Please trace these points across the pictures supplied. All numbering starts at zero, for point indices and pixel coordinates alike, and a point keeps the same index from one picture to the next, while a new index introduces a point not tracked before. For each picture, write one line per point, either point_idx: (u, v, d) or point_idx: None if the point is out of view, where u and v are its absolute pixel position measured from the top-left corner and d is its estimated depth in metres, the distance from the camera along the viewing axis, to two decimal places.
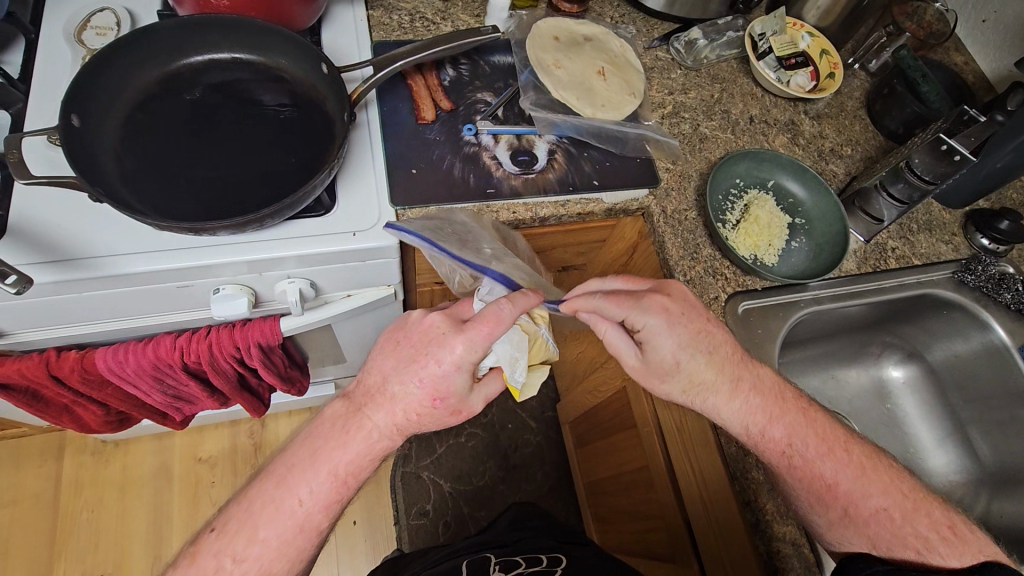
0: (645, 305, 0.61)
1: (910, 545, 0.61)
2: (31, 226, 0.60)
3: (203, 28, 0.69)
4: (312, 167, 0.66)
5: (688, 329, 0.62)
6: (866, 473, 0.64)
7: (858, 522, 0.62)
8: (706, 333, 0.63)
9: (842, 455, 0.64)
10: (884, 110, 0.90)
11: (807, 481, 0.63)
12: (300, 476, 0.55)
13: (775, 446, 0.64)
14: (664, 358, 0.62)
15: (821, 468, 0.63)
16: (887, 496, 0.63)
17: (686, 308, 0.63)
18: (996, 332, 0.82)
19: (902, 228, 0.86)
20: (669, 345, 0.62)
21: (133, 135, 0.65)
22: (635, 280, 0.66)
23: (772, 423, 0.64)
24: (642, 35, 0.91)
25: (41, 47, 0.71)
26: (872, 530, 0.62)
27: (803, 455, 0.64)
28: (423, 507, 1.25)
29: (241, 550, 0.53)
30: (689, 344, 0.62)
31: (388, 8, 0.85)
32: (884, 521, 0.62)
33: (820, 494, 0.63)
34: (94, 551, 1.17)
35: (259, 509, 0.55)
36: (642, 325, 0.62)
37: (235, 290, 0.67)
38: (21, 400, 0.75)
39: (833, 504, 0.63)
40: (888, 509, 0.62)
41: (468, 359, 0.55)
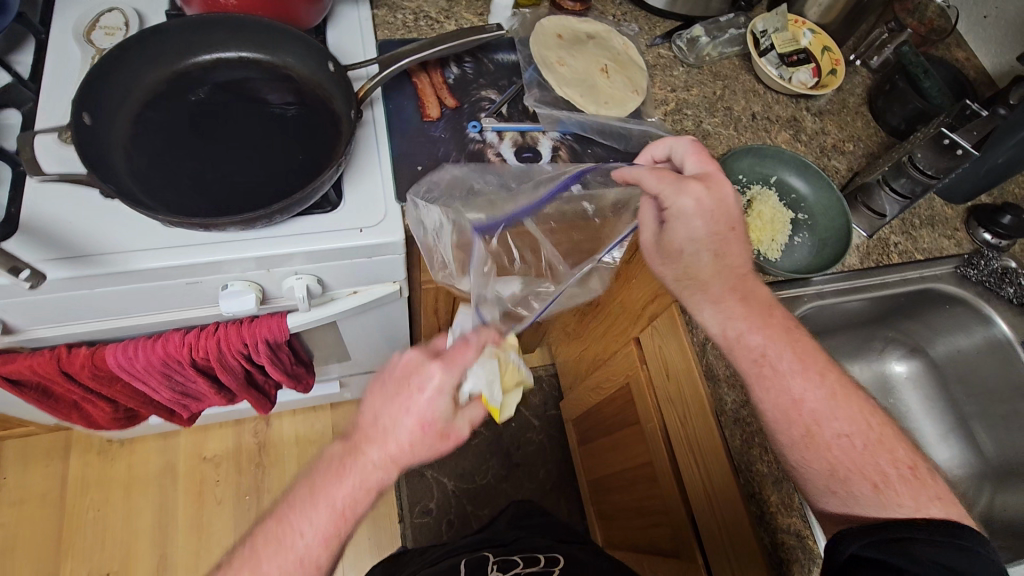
0: (682, 189, 0.62)
1: (868, 478, 0.59)
2: (42, 223, 0.61)
3: (211, 27, 0.69)
4: (319, 164, 0.67)
5: (705, 226, 0.63)
6: (837, 399, 0.62)
7: (817, 443, 0.61)
8: (723, 237, 0.65)
9: (817, 377, 0.63)
10: (886, 106, 0.90)
11: (776, 398, 0.63)
12: (300, 513, 0.54)
13: (749, 351, 0.64)
14: (676, 243, 0.65)
15: (788, 384, 0.62)
16: (852, 425, 0.61)
17: (718, 210, 0.63)
18: (998, 327, 0.84)
19: (904, 223, 0.86)
20: (682, 233, 0.64)
21: (142, 134, 0.66)
22: (704, 159, 0.65)
23: (752, 330, 0.65)
24: (645, 33, 0.92)
25: (50, 48, 0.72)
26: (832, 455, 0.61)
27: (775, 366, 0.63)
28: (426, 505, 1.26)
29: None
30: (700, 240, 0.64)
31: (392, 8, 0.86)
32: (845, 448, 0.61)
33: (785, 412, 0.62)
34: (101, 549, 1.18)
35: (268, 539, 0.53)
36: (671, 206, 0.64)
37: (242, 287, 0.68)
38: (32, 397, 0.76)
39: (796, 421, 0.62)
40: (850, 436, 0.61)
41: (448, 380, 0.54)
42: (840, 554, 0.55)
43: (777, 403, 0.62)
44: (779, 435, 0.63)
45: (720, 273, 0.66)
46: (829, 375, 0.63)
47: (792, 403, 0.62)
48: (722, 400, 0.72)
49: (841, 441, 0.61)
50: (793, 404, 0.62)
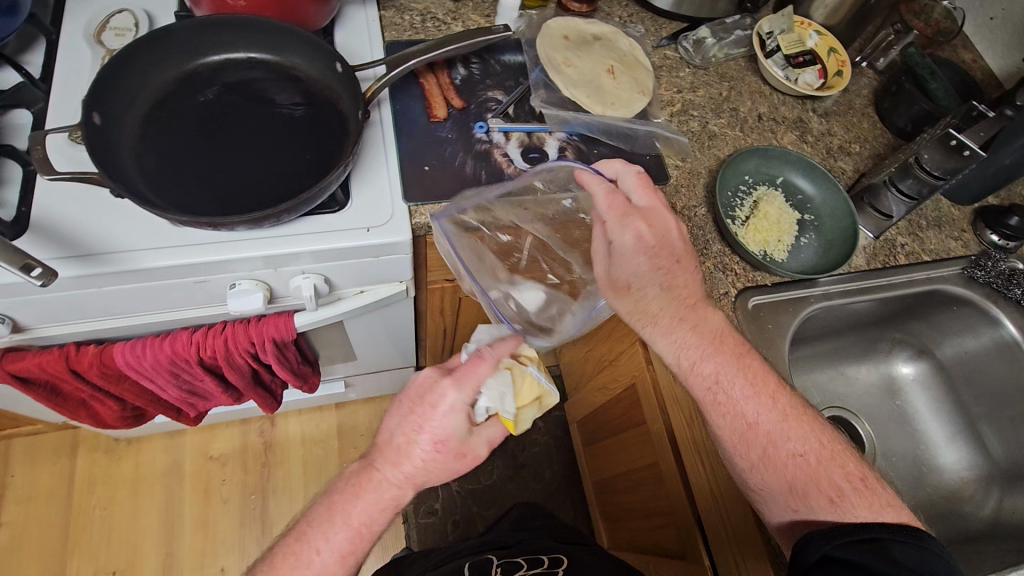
0: (621, 226, 0.62)
1: (824, 493, 0.60)
2: (53, 222, 0.61)
3: (220, 27, 0.70)
4: (327, 164, 0.67)
5: (648, 262, 0.62)
6: (789, 419, 0.63)
7: (774, 463, 0.62)
8: (668, 272, 0.64)
9: (767, 400, 0.63)
10: (893, 107, 0.90)
11: (728, 421, 0.63)
12: (318, 528, 0.56)
13: (702, 379, 0.63)
14: (619, 278, 0.64)
15: (742, 409, 0.63)
16: (806, 444, 0.62)
17: (661, 245, 0.63)
18: (1007, 328, 0.83)
19: (911, 225, 0.86)
20: (626, 268, 0.63)
21: (152, 134, 0.67)
22: (646, 186, 0.64)
23: (704, 358, 0.64)
24: (651, 34, 0.92)
25: (61, 48, 0.72)
26: (789, 474, 0.61)
27: (728, 393, 0.63)
28: (431, 506, 1.26)
29: None
30: (643, 275, 0.63)
31: (400, 9, 0.86)
32: (800, 466, 0.62)
33: (741, 435, 0.63)
34: (107, 548, 1.18)
35: (288, 553, 0.55)
36: (614, 236, 0.62)
37: (250, 286, 0.68)
38: (40, 395, 0.76)
39: (753, 444, 0.62)
40: (803, 455, 0.62)
41: (461, 399, 0.55)
42: (812, 555, 0.55)
43: (733, 427, 0.63)
44: (737, 458, 0.63)
45: (677, 301, 0.64)
46: (779, 396, 0.64)
47: (746, 425, 0.63)
48: None
49: (799, 459, 0.62)
50: (747, 427, 0.63)
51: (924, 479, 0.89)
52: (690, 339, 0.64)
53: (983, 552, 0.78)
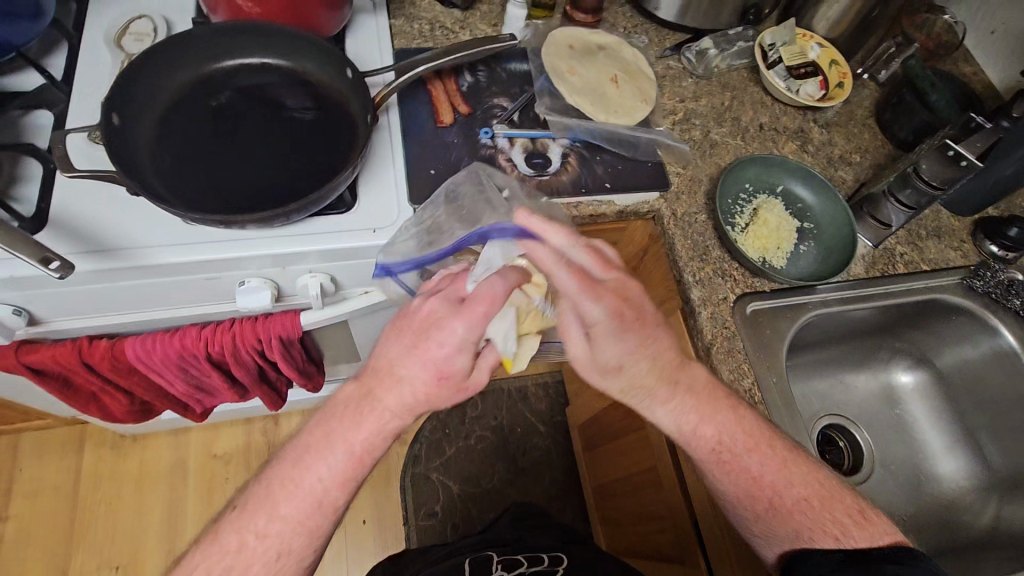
0: (600, 300, 0.52)
1: (828, 531, 0.61)
2: (70, 218, 0.64)
3: (234, 33, 0.72)
4: (335, 166, 0.69)
5: (638, 337, 0.55)
6: (788, 467, 0.63)
7: (783, 515, 0.62)
8: (650, 340, 0.57)
9: (767, 450, 0.63)
10: (893, 119, 0.91)
11: (732, 479, 0.63)
12: (316, 458, 0.54)
13: (704, 444, 0.62)
14: (608, 361, 0.56)
15: (746, 465, 0.62)
16: (807, 486, 0.63)
17: (641, 315, 0.55)
18: (1005, 337, 0.84)
19: (910, 234, 0.87)
20: (615, 350, 0.55)
21: (167, 135, 0.69)
22: (604, 261, 0.55)
23: (704, 421, 0.62)
24: (655, 45, 0.94)
25: (82, 51, 0.75)
26: (795, 522, 0.62)
27: (731, 451, 0.62)
28: (431, 508, 1.27)
29: (262, 525, 0.53)
30: (634, 352, 0.56)
31: (410, 17, 0.88)
32: (805, 510, 0.62)
33: (748, 487, 0.63)
34: (111, 543, 1.20)
35: (283, 481, 0.53)
36: (593, 320, 0.53)
37: (258, 283, 0.70)
38: (54, 387, 0.79)
39: (760, 497, 0.63)
40: (808, 498, 0.63)
41: (465, 336, 0.51)
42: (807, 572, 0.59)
43: (737, 484, 0.63)
44: (741, 510, 0.64)
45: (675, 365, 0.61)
46: (776, 443, 0.64)
47: (750, 481, 0.63)
48: None
49: (803, 503, 0.62)
50: (753, 482, 0.63)
51: (921, 488, 0.89)
52: (689, 410, 0.62)
53: (980, 561, 0.78)
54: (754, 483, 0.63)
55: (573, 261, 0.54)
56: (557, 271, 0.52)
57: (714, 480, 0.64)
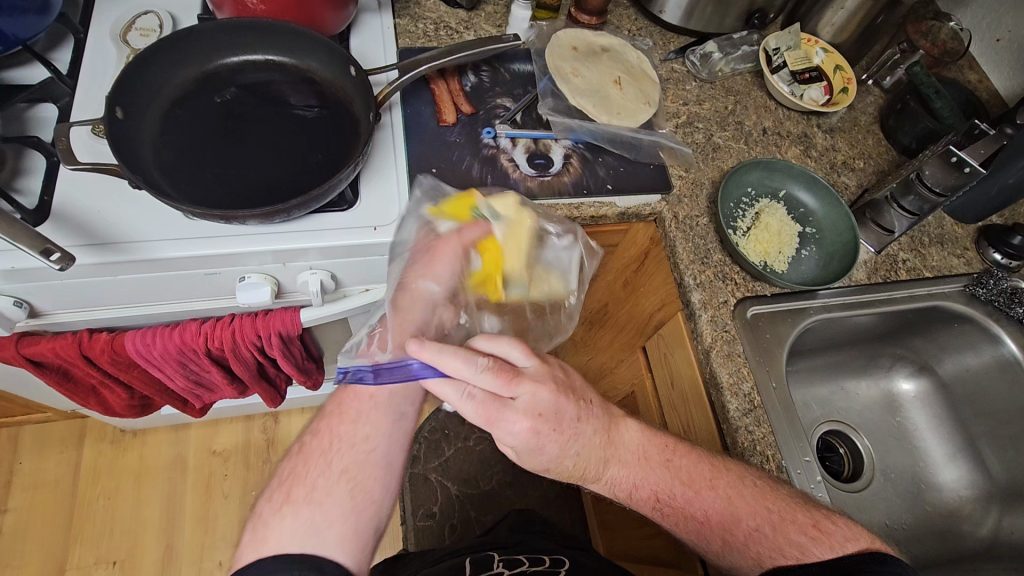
0: (513, 423, 0.56)
1: (790, 554, 0.60)
2: (72, 211, 0.64)
3: (239, 30, 0.73)
4: (337, 164, 0.69)
5: (559, 441, 0.59)
6: (734, 503, 0.62)
7: (738, 547, 0.62)
8: (574, 438, 0.60)
9: (708, 492, 0.62)
10: (898, 125, 0.91)
11: (679, 525, 0.63)
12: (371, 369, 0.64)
13: (642, 495, 0.63)
14: (539, 465, 0.60)
15: (688, 511, 0.63)
16: (757, 516, 0.61)
17: (558, 421, 0.58)
18: (1007, 345, 0.83)
19: (913, 241, 0.87)
20: (541, 457, 0.59)
21: (171, 130, 0.69)
22: (510, 375, 0.56)
23: (638, 478, 0.63)
24: (659, 48, 0.94)
25: (89, 46, 0.75)
26: (752, 551, 0.61)
27: (672, 503, 0.63)
28: (429, 509, 1.25)
29: (336, 427, 0.61)
30: (561, 453, 0.59)
31: (414, 17, 0.89)
32: (762, 536, 0.61)
33: (699, 525, 0.63)
34: (109, 537, 1.20)
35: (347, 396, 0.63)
36: (512, 441, 0.57)
37: (259, 279, 0.70)
38: (53, 379, 0.79)
39: (711, 531, 0.62)
40: (760, 525, 0.61)
41: (470, 391, 0.55)
42: None
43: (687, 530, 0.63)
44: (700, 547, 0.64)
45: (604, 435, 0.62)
46: (718, 481, 0.63)
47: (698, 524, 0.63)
48: (725, 409, 0.71)
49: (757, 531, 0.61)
50: (701, 523, 0.63)
51: (922, 496, 0.89)
52: (624, 472, 0.63)
53: None
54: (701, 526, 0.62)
55: (479, 390, 0.55)
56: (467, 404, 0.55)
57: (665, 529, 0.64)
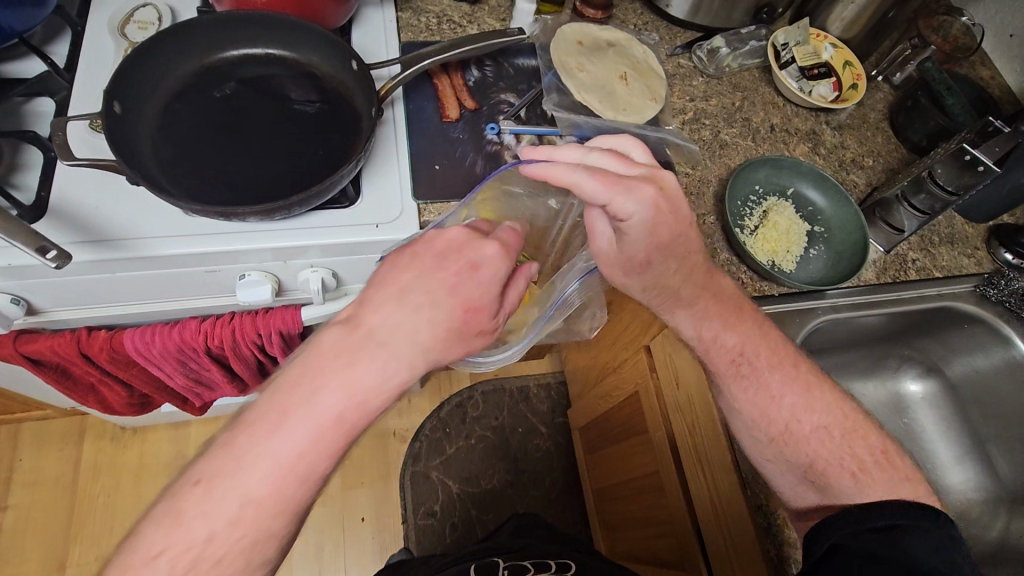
0: (636, 196, 0.52)
1: (846, 468, 0.63)
2: (69, 208, 0.63)
3: (239, 24, 0.71)
4: (338, 160, 0.68)
5: (670, 227, 0.56)
6: (811, 391, 0.66)
7: (796, 441, 0.65)
8: (681, 236, 0.58)
9: (787, 369, 0.66)
10: (908, 122, 0.89)
11: (757, 396, 0.66)
12: (326, 387, 0.42)
13: (724, 354, 0.66)
14: (638, 253, 0.57)
15: (766, 381, 0.66)
16: (827, 415, 0.66)
17: (673, 209, 0.55)
18: (1018, 347, 0.82)
19: (923, 240, 0.85)
20: (647, 239, 0.56)
21: (169, 125, 0.68)
22: (625, 159, 0.56)
23: (728, 330, 0.66)
24: (665, 42, 0.93)
25: (86, 40, 0.74)
26: (809, 451, 0.65)
27: (752, 363, 0.66)
28: (430, 507, 1.26)
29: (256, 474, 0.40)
30: (666, 241, 0.57)
31: (416, 11, 0.87)
32: (822, 438, 0.65)
33: (763, 410, 0.66)
34: (110, 535, 1.19)
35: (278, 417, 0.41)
36: (628, 215, 0.53)
37: (259, 277, 0.69)
38: (51, 378, 0.78)
39: (774, 420, 0.65)
40: (832, 426, 0.65)
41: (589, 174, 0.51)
42: (821, 544, 0.55)
43: (755, 402, 0.66)
44: (755, 434, 0.66)
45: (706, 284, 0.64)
46: (797, 364, 0.67)
47: (770, 403, 0.65)
48: None
49: (819, 432, 0.65)
50: (771, 400, 0.66)
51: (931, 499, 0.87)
52: (709, 312, 0.65)
53: None
54: (773, 406, 0.65)
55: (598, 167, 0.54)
56: (588, 177, 0.51)
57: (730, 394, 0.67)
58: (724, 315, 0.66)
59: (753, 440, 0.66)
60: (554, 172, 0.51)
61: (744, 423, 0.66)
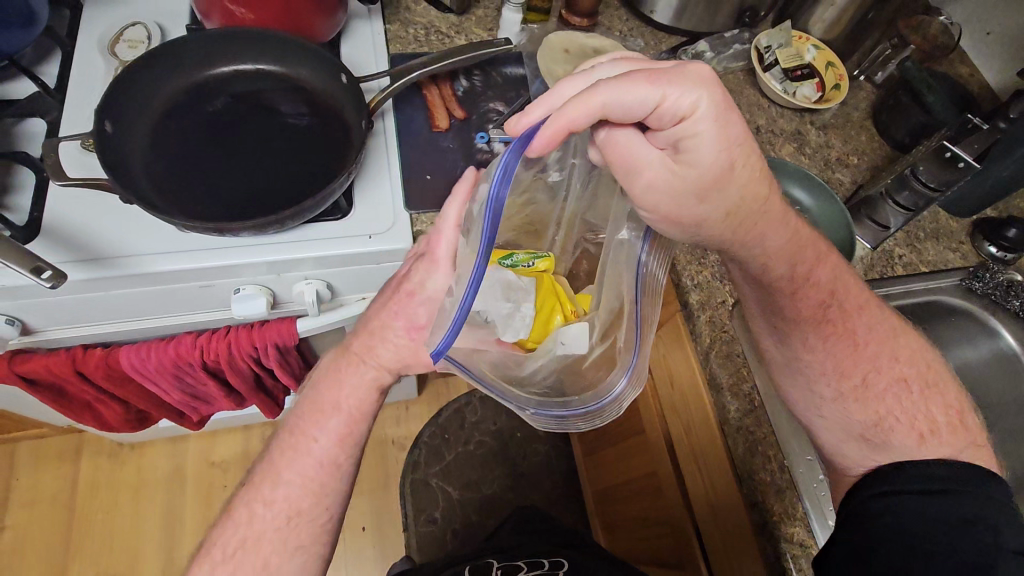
0: (690, 80, 0.46)
1: (916, 429, 0.61)
2: (63, 227, 0.63)
3: (227, 40, 0.72)
4: (330, 172, 0.68)
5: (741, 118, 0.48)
6: (896, 334, 0.65)
7: (873, 393, 0.63)
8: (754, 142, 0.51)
9: (861, 311, 0.64)
10: (891, 120, 0.91)
11: (830, 354, 0.64)
12: (318, 417, 0.59)
13: (815, 294, 0.62)
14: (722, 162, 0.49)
15: (852, 325, 0.63)
16: (910, 366, 0.64)
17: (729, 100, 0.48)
18: (1005, 338, 0.85)
19: (909, 236, 0.87)
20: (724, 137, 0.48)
21: (161, 142, 0.69)
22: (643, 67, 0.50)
23: (819, 267, 0.62)
24: (651, 48, 0.94)
25: (76, 59, 0.75)
26: (879, 404, 0.63)
27: (842, 305, 0.63)
28: (430, 514, 1.24)
29: (268, 491, 0.57)
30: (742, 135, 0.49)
31: (404, 23, 0.88)
32: (899, 393, 0.63)
33: (839, 360, 0.64)
34: (109, 552, 1.19)
35: (286, 447, 0.59)
36: (689, 107, 0.46)
37: (254, 291, 0.70)
38: (49, 398, 0.78)
39: (850, 373, 0.64)
40: (906, 381, 0.63)
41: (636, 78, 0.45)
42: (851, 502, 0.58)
43: (833, 352, 0.64)
44: (819, 385, 0.64)
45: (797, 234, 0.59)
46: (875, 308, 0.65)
47: (851, 352, 0.63)
48: (725, 409, 0.70)
49: (894, 387, 0.63)
50: (854, 349, 0.64)
51: None
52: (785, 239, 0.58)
53: None
54: (853, 355, 0.63)
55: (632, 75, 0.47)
56: (626, 82, 0.44)
57: (809, 343, 0.64)
58: (806, 258, 0.60)
59: (816, 395, 0.65)
60: (583, 104, 0.44)
61: (809, 378, 0.64)
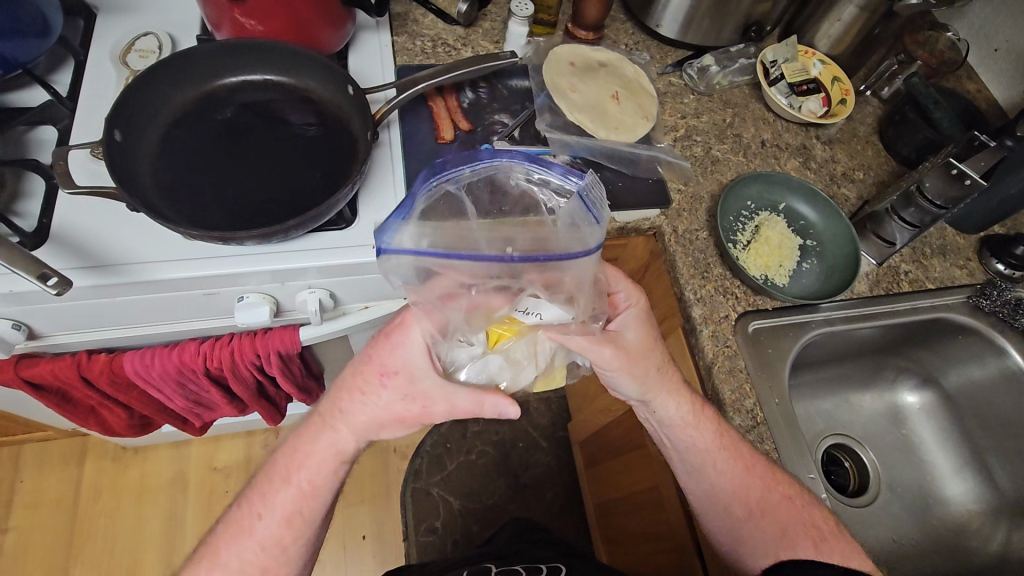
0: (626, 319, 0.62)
1: (809, 536, 0.64)
2: (71, 235, 0.64)
3: (237, 51, 0.73)
4: (335, 183, 0.69)
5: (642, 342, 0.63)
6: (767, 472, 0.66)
7: (770, 510, 0.65)
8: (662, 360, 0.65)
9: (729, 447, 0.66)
10: (897, 135, 0.91)
11: (727, 468, 0.66)
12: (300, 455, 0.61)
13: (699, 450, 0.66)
14: (630, 339, 0.62)
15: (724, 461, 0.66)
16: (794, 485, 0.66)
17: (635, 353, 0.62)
18: (1013, 357, 0.83)
19: (915, 252, 0.86)
20: (635, 331, 0.62)
21: (169, 150, 0.70)
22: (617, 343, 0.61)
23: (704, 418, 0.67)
24: (656, 61, 0.94)
25: (89, 68, 0.76)
26: (780, 515, 0.64)
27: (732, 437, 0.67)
28: (431, 524, 1.25)
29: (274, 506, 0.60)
30: (642, 348, 0.63)
31: (412, 34, 0.89)
32: (791, 506, 0.65)
33: (739, 476, 0.65)
34: (110, 557, 1.19)
35: (272, 482, 0.60)
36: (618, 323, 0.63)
37: (257, 299, 0.70)
38: (52, 402, 0.79)
39: (748, 495, 0.65)
40: (793, 496, 0.65)
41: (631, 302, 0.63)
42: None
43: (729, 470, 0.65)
44: (731, 504, 0.66)
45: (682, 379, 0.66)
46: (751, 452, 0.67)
47: (743, 472, 0.65)
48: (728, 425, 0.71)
49: (791, 502, 0.65)
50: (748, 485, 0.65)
51: (929, 512, 0.88)
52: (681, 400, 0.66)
53: None
54: (744, 476, 0.65)
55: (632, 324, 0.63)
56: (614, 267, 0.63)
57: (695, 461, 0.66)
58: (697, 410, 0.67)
59: (726, 519, 0.66)
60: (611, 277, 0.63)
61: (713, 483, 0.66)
